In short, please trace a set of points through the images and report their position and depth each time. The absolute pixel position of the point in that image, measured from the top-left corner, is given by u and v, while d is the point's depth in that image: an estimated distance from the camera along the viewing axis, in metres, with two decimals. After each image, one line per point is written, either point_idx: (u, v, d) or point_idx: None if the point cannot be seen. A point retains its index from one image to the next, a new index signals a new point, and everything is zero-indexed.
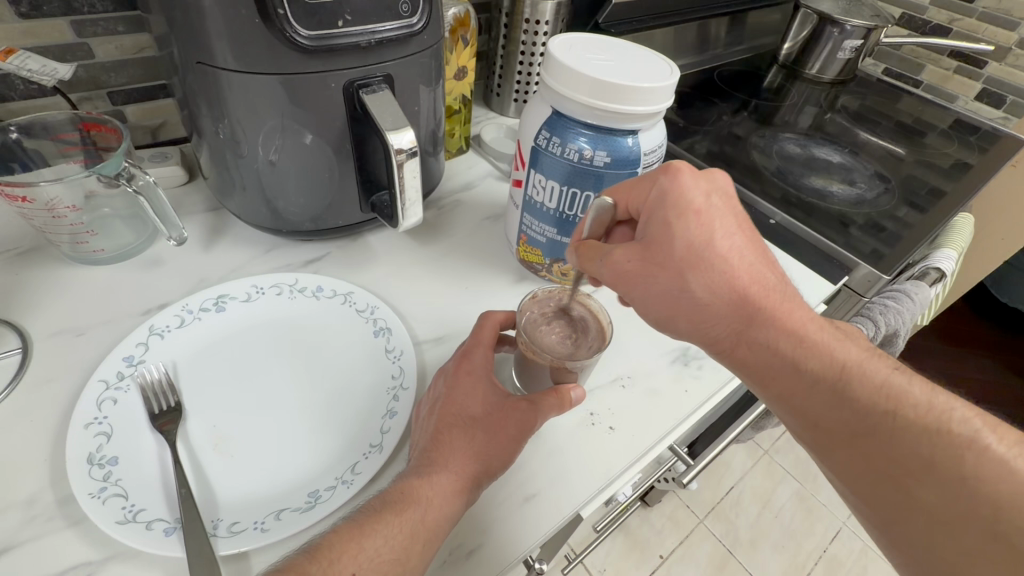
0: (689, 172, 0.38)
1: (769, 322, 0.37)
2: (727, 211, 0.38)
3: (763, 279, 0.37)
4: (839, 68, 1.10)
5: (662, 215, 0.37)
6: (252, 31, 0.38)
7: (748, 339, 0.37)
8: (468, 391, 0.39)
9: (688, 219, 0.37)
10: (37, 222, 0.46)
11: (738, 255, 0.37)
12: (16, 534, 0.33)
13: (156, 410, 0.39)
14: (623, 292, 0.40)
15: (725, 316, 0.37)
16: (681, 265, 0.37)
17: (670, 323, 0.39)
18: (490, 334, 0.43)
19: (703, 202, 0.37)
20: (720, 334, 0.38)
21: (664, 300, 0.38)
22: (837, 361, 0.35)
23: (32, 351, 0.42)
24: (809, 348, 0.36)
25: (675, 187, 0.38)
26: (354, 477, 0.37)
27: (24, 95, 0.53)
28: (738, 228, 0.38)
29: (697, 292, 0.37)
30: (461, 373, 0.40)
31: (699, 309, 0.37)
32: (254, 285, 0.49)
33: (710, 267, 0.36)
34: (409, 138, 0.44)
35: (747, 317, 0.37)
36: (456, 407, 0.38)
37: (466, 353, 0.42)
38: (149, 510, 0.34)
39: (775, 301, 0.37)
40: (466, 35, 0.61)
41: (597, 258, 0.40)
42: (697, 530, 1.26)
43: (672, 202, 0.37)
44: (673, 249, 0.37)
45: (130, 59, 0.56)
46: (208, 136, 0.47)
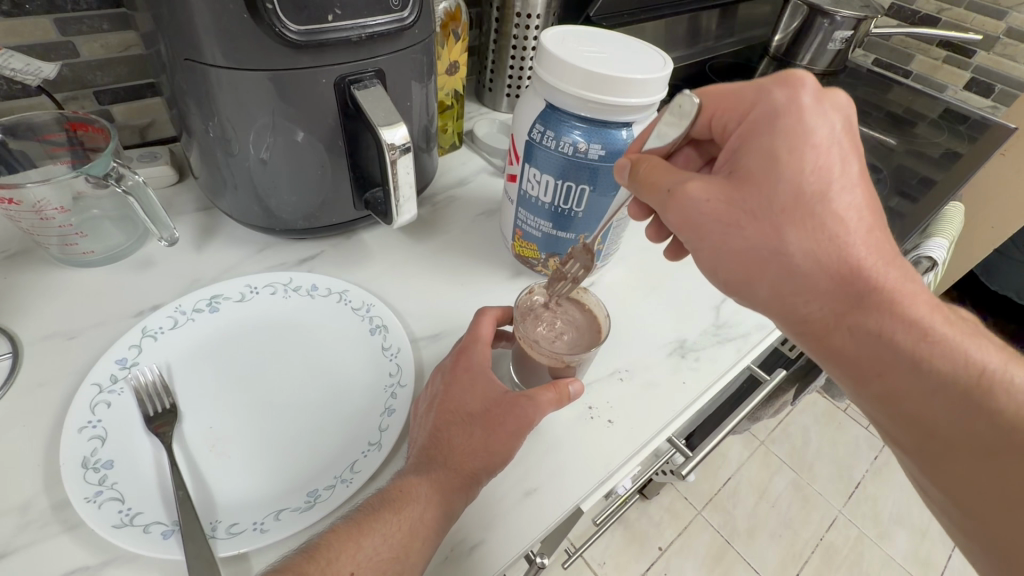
0: (810, 105, 0.34)
1: (883, 307, 0.34)
2: (851, 143, 0.34)
3: (877, 242, 0.34)
4: (829, 59, 1.10)
5: (776, 157, 0.33)
6: (239, 28, 0.37)
7: (846, 311, 0.34)
8: (470, 386, 0.39)
9: (806, 155, 0.33)
10: (25, 225, 0.45)
11: (856, 214, 0.33)
12: (12, 540, 0.33)
13: (152, 413, 0.38)
14: (690, 236, 0.36)
15: (823, 281, 0.33)
16: (781, 216, 0.33)
17: (747, 286, 0.35)
18: (487, 330, 0.43)
19: (828, 137, 0.33)
20: (815, 309, 0.34)
21: (743, 253, 0.34)
22: (970, 364, 0.34)
23: (22, 355, 0.42)
24: (934, 345, 0.34)
25: (789, 106, 0.34)
26: (353, 475, 0.37)
27: (8, 95, 0.51)
28: (858, 170, 0.34)
29: (796, 254, 0.33)
30: (458, 370, 0.40)
31: (794, 273, 0.33)
32: (248, 285, 0.49)
33: (820, 226, 0.33)
34: (402, 133, 0.43)
35: (858, 299, 0.34)
36: (454, 403, 0.38)
37: (465, 349, 0.41)
38: (146, 513, 0.33)
39: (888, 278, 0.34)
40: (457, 30, 0.61)
41: (666, 187, 0.36)
42: (696, 521, 1.27)
43: (788, 141, 0.33)
44: (778, 196, 0.33)
45: (115, 57, 0.55)
46: (198, 136, 0.46)
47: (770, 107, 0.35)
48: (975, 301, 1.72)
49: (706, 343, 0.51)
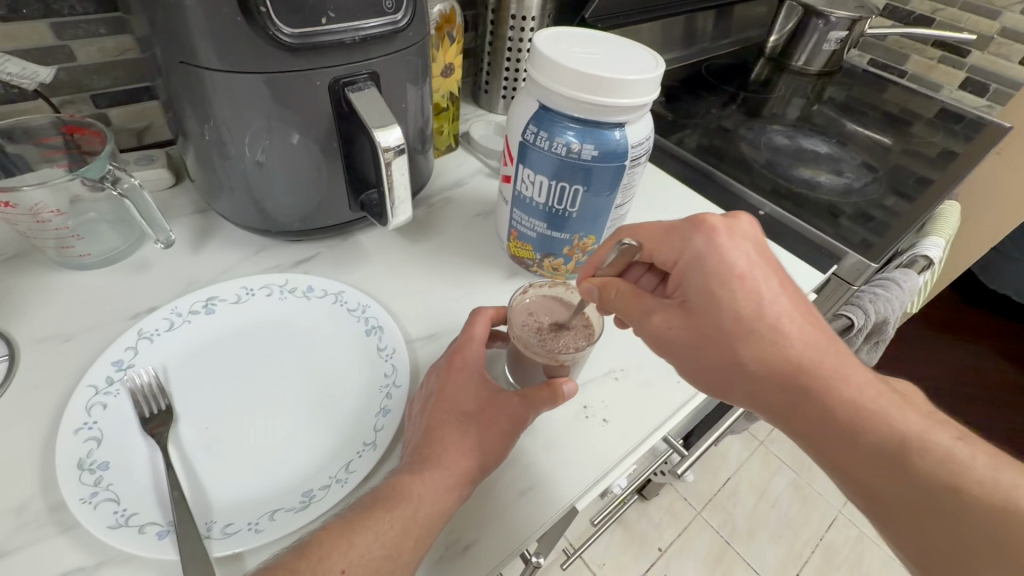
0: (724, 232, 0.38)
1: (835, 401, 0.34)
2: (767, 266, 0.37)
3: (813, 344, 0.36)
4: (825, 59, 1.11)
5: (707, 283, 0.37)
6: (235, 30, 0.38)
7: (799, 421, 0.36)
8: (467, 385, 0.39)
9: (733, 285, 0.36)
10: (22, 228, 0.45)
11: (792, 324, 0.36)
12: (7, 542, 0.33)
13: (148, 414, 0.38)
14: (669, 357, 0.39)
15: (779, 394, 0.36)
16: (728, 338, 0.36)
17: (722, 396, 0.39)
18: (482, 332, 0.43)
19: (747, 265, 0.36)
20: (776, 410, 0.36)
21: (716, 372, 0.37)
22: (897, 436, 0.33)
23: (19, 357, 0.42)
24: (867, 423, 0.34)
25: (707, 240, 0.37)
26: (348, 476, 0.37)
27: (6, 99, 0.51)
28: (779, 284, 0.37)
29: (750, 369, 0.36)
30: (453, 369, 0.40)
31: (752, 390, 0.37)
32: (244, 286, 0.49)
33: (766, 345, 0.35)
34: (396, 135, 0.44)
35: (806, 396, 0.35)
36: (449, 402, 0.38)
37: (459, 349, 0.41)
38: (141, 514, 0.34)
39: (831, 373, 0.35)
40: (453, 32, 0.61)
41: (636, 317, 0.40)
42: (695, 521, 1.27)
43: (714, 267, 0.36)
44: (721, 324, 0.36)
45: (111, 61, 0.55)
46: (194, 138, 0.46)
47: (691, 242, 0.38)
48: (974, 300, 1.72)
49: None
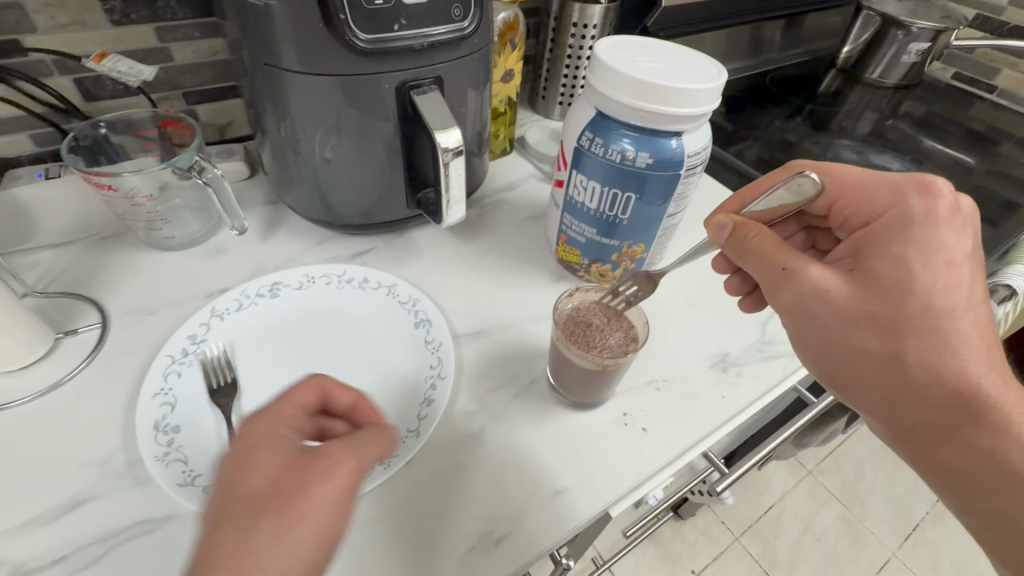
0: (946, 214, 0.35)
1: (981, 411, 0.35)
2: (978, 261, 0.35)
3: (988, 355, 0.35)
4: (903, 72, 1.05)
5: (905, 263, 0.34)
6: (315, 35, 0.40)
7: (939, 414, 0.35)
8: (283, 461, 0.30)
9: (937, 267, 0.34)
10: (119, 210, 0.50)
11: (978, 329, 0.34)
12: (94, 488, 0.36)
13: (217, 385, 0.42)
14: (795, 322, 0.36)
15: (935, 390, 0.35)
16: (906, 323, 0.33)
17: (846, 381, 0.37)
18: (307, 396, 0.34)
19: (963, 254, 0.34)
20: (909, 406, 0.35)
21: (858, 355, 0.35)
22: None
23: (110, 325, 0.46)
24: (1005, 438, 0.36)
25: (926, 214, 0.36)
26: (391, 459, 0.39)
27: (112, 94, 0.57)
28: (982, 287, 0.35)
29: (911, 361, 0.34)
30: (255, 445, 0.30)
31: (906, 380, 0.34)
32: (306, 274, 0.52)
33: (938, 338, 0.34)
34: (456, 137, 0.45)
35: (959, 399, 0.35)
36: (246, 473, 0.29)
37: (267, 414, 0.32)
38: (205, 476, 0.37)
39: (993, 386, 0.35)
40: (515, 39, 0.62)
41: (778, 264, 0.36)
42: (732, 548, 1.23)
43: (920, 249, 0.34)
44: (905, 307, 0.33)
45: (204, 62, 0.60)
46: (272, 135, 0.50)
47: (907, 212, 0.36)
48: None
49: (749, 359, 0.50)
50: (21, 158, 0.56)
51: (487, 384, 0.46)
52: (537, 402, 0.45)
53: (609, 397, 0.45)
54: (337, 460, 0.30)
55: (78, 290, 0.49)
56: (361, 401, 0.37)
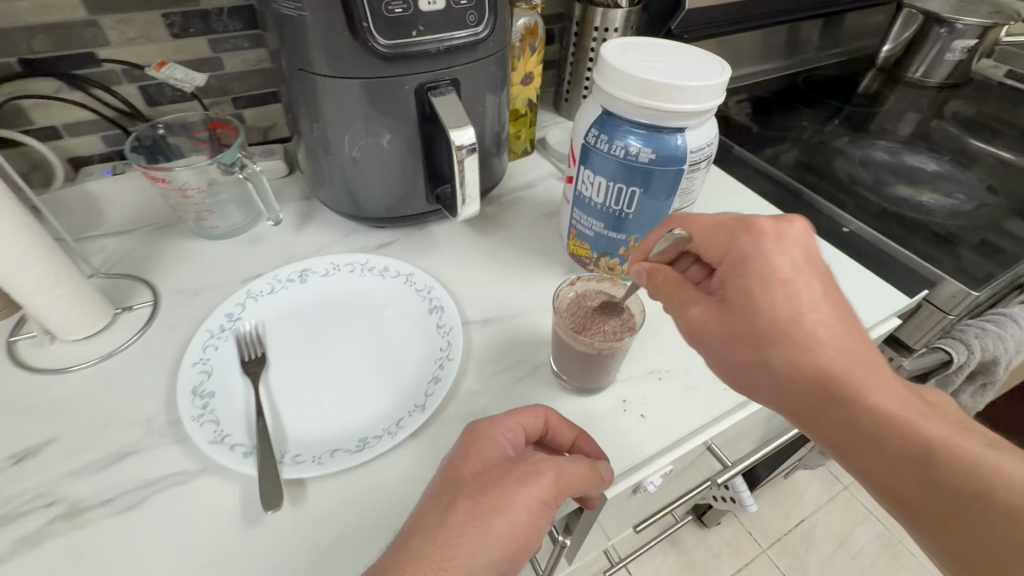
0: (772, 236, 0.37)
1: (870, 417, 0.33)
2: (814, 273, 0.36)
3: (851, 355, 0.34)
4: (948, 70, 1.01)
5: (746, 276, 0.36)
6: (342, 42, 0.44)
7: (828, 424, 0.35)
8: (485, 465, 0.36)
9: (774, 286, 0.35)
10: (172, 201, 0.56)
11: (828, 330, 0.35)
12: (140, 442, 0.41)
13: (247, 358, 0.46)
14: (696, 346, 0.39)
15: (803, 396, 0.35)
16: (762, 340, 0.35)
17: (751, 391, 0.38)
18: (531, 420, 0.40)
19: (790, 270, 0.36)
20: (803, 415, 0.35)
21: (744, 368, 0.37)
22: (945, 454, 0.32)
23: (160, 303, 0.52)
24: (917, 441, 0.32)
25: (756, 247, 0.37)
26: (398, 429, 0.42)
27: (171, 100, 0.64)
28: (822, 292, 0.36)
29: (778, 369, 0.35)
30: (479, 444, 0.37)
31: (777, 388, 0.36)
32: (332, 262, 0.56)
33: (796, 343, 0.34)
34: (469, 135, 0.49)
35: (839, 405, 0.34)
36: (468, 464, 0.36)
37: (496, 423, 0.38)
38: (233, 435, 0.41)
39: (867, 388, 0.34)
40: (534, 44, 0.65)
41: (676, 303, 0.40)
42: (759, 559, 1.20)
43: (758, 267, 0.36)
44: (750, 321, 0.36)
45: (250, 70, 0.66)
46: (304, 134, 0.55)
47: (740, 249, 0.37)
48: None
49: None
50: (94, 157, 0.64)
51: (493, 366, 0.48)
52: (539, 386, 0.47)
53: (609, 384, 0.47)
54: (534, 473, 0.36)
55: (135, 272, 0.55)
56: (579, 438, 0.42)
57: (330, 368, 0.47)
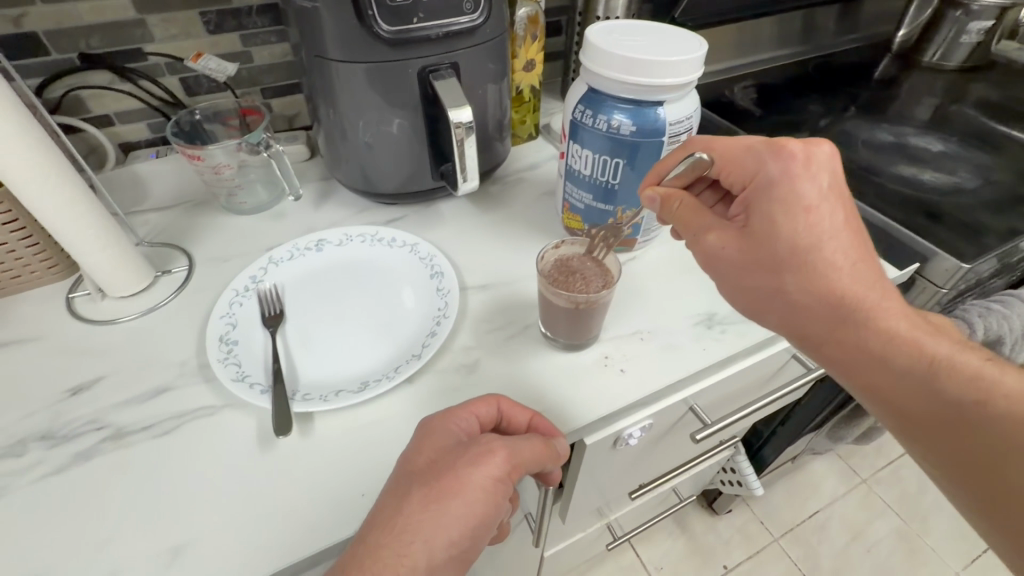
0: (802, 162, 0.39)
1: (869, 329, 0.38)
2: (838, 200, 0.39)
3: (861, 278, 0.38)
4: (966, 53, 1.00)
5: (769, 208, 0.39)
6: (350, 29, 0.50)
7: (833, 337, 0.39)
8: (438, 455, 0.39)
9: (798, 213, 0.38)
10: (207, 178, 0.63)
11: (845, 256, 0.38)
12: (174, 381, 0.47)
13: (267, 313, 0.52)
14: (713, 273, 0.43)
15: (816, 313, 0.39)
16: (782, 265, 0.39)
17: (760, 315, 0.42)
18: (484, 409, 0.42)
19: (817, 198, 0.38)
20: (811, 333, 0.40)
21: (759, 293, 0.41)
22: (929, 359, 0.37)
23: (194, 268, 0.59)
24: (905, 349, 0.38)
25: (784, 174, 0.39)
26: (395, 374, 0.46)
27: (208, 90, 0.71)
28: (844, 221, 0.39)
29: (793, 292, 0.39)
30: (430, 437, 0.40)
31: (792, 308, 0.40)
32: (345, 233, 0.61)
33: (812, 269, 0.38)
34: (467, 114, 0.53)
35: (844, 320, 0.38)
36: (423, 454, 0.39)
37: (446, 416, 0.41)
38: (252, 376, 0.46)
39: (871, 304, 0.38)
40: (536, 32, 0.68)
41: (694, 231, 0.43)
42: (770, 548, 1.20)
43: (783, 195, 0.39)
44: (774, 249, 0.39)
45: (277, 63, 0.72)
46: (320, 117, 0.60)
47: (768, 176, 0.40)
48: None
49: (736, 318, 0.53)
50: (141, 143, 0.71)
51: (487, 326, 0.53)
52: (528, 343, 0.51)
53: (593, 342, 0.50)
54: (486, 453, 0.38)
55: (174, 242, 0.62)
56: (536, 418, 0.43)
57: (339, 323, 0.52)
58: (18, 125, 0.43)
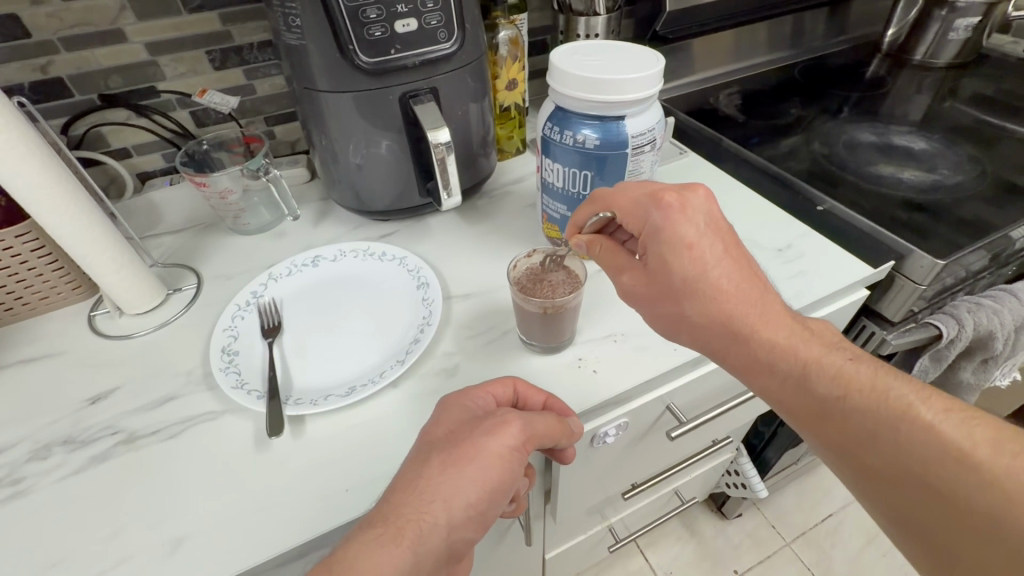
0: (677, 207, 0.42)
1: (752, 343, 0.42)
2: (714, 234, 0.43)
3: (742, 296, 0.42)
4: (956, 50, 1.01)
5: (658, 246, 0.43)
6: (334, 62, 0.54)
7: (725, 352, 0.44)
8: (457, 426, 0.42)
9: (682, 251, 0.42)
10: (213, 203, 0.68)
11: (727, 279, 0.42)
12: (180, 389, 0.52)
13: (266, 325, 0.56)
14: (631, 303, 0.47)
15: (709, 332, 0.43)
16: (677, 295, 0.43)
17: (675, 335, 0.46)
18: (500, 390, 0.46)
19: (694, 235, 0.42)
20: (711, 348, 0.44)
21: (667, 318, 0.45)
22: (801, 363, 0.42)
23: (202, 286, 0.63)
24: (781, 359, 0.42)
25: (665, 217, 0.42)
26: (379, 378, 0.50)
27: (215, 121, 0.76)
28: (722, 249, 0.43)
29: (690, 315, 0.43)
30: (454, 407, 0.44)
31: (691, 327, 0.44)
32: (340, 249, 0.65)
33: (701, 294, 0.42)
34: (444, 134, 0.57)
35: (732, 337, 0.43)
36: (443, 424, 0.43)
37: (466, 392, 0.45)
38: (250, 384, 0.50)
39: (751, 320, 0.42)
40: (516, 53, 0.72)
41: (613, 268, 0.48)
42: (781, 552, 1.19)
43: (666, 236, 0.42)
44: (670, 281, 0.43)
45: (278, 93, 0.78)
46: (315, 143, 0.65)
47: (653, 223, 0.43)
48: None
49: None
50: (156, 172, 0.77)
51: (468, 331, 0.56)
52: (506, 347, 0.54)
53: (568, 345, 0.53)
54: (503, 424, 0.42)
55: (185, 262, 0.67)
56: (548, 399, 0.47)
57: (331, 334, 0.56)
58: (41, 162, 0.48)
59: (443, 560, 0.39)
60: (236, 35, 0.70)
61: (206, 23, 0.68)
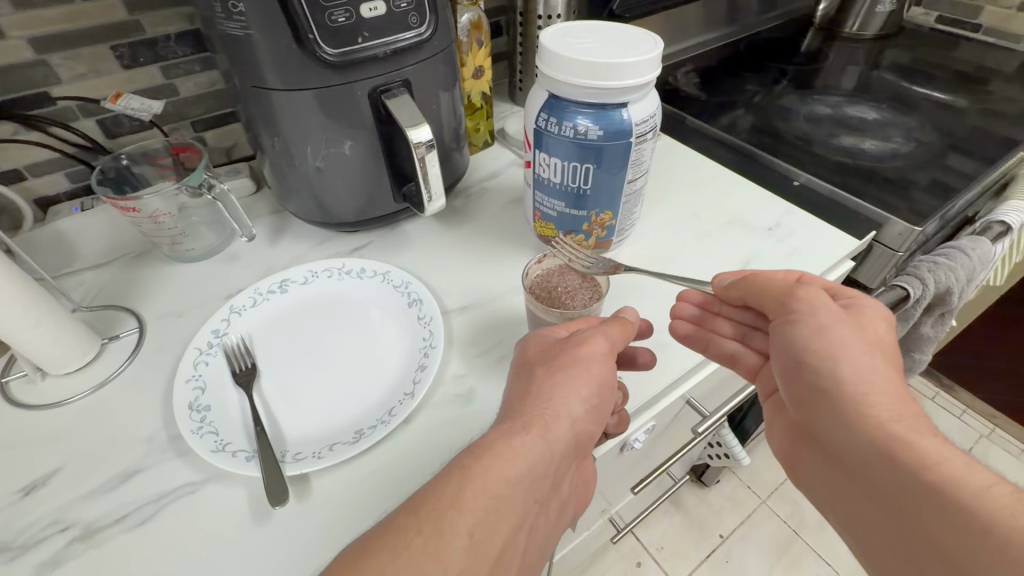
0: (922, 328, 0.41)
1: (917, 425, 0.35)
2: None
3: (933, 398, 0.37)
4: (881, 21, 1.08)
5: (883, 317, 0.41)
6: (290, 55, 0.46)
7: (880, 414, 0.36)
8: (546, 347, 0.43)
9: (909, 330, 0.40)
10: (144, 229, 0.57)
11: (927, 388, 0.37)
12: (142, 460, 0.43)
13: (238, 370, 0.48)
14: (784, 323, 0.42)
15: (875, 388, 0.37)
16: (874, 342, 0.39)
17: (805, 373, 0.39)
18: (577, 318, 0.46)
19: None
20: (862, 406, 0.36)
21: (825, 348, 0.39)
22: (979, 489, 0.31)
23: (146, 328, 0.53)
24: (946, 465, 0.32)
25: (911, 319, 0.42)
26: (390, 418, 0.44)
27: (130, 130, 0.64)
28: None
29: (862, 361, 0.38)
30: (538, 333, 0.44)
31: (850, 372, 0.37)
32: (309, 270, 0.57)
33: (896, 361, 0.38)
34: (426, 132, 0.50)
35: (902, 408, 0.36)
36: (538, 347, 0.43)
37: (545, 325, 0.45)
38: (234, 444, 0.42)
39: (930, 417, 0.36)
40: (481, 38, 0.67)
41: (785, 292, 0.43)
42: (760, 510, 1.25)
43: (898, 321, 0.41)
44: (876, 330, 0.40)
45: (205, 93, 0.67)
46: (267, 149, 0.56)
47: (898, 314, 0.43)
48: None
49: None
50: (60, 195, 0.64)
51: (475, 349, 0.51)
52: None
53: None
54: (587, 337, 0.42)
55: (118, 302, 0.56)
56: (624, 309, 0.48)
57: (319, 371, 0.49)
58: None
59: (572, 454, 0.40)
60: (147, 26, 0.59)
61: (108, 12, 0.56)
